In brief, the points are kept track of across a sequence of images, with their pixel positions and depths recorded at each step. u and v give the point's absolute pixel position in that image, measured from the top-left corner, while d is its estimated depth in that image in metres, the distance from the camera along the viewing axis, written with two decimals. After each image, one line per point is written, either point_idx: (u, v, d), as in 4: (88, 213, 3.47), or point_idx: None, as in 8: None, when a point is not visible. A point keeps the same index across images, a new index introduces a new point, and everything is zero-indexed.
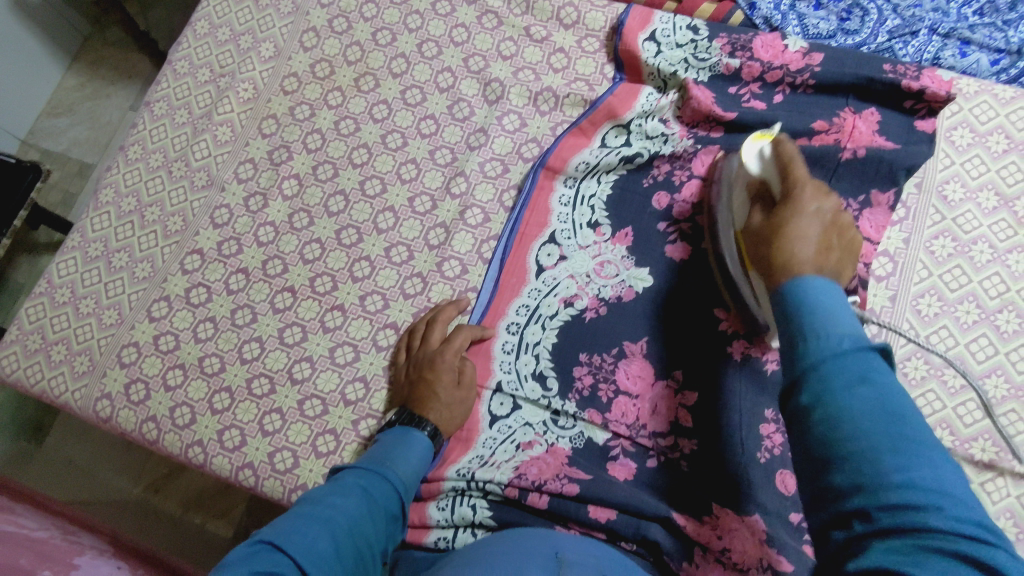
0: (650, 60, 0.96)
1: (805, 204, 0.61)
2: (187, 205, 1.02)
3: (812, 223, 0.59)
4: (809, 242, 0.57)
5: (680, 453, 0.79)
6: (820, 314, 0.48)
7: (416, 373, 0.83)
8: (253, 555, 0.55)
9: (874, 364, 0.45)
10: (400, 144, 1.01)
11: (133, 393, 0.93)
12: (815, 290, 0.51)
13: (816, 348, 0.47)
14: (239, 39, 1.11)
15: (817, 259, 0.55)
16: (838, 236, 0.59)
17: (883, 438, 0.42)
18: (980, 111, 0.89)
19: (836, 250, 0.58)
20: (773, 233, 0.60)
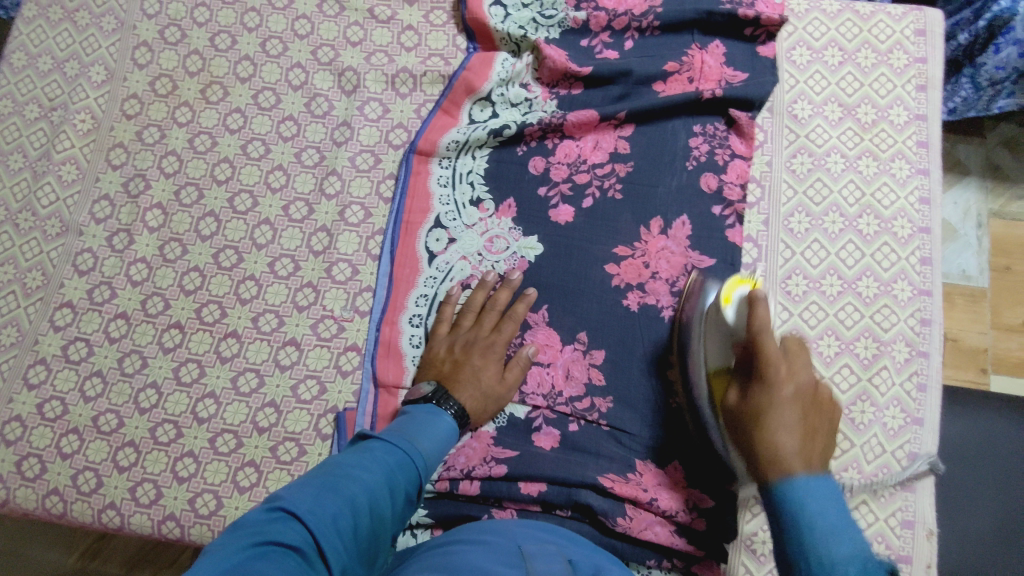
0: (498, 25, 0.95)
1: (779, 384, 0.64)
2: (44, 257, 0.95)
3: (789, 415, 0.62)
4: (790, 450, 0.60)
5: (598, 413, 0.81)
6: (822, 533, 0.55)
7: (483, 353, 0.82)
8: (269, 524, 0.54)
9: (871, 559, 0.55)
10: (263, 152, 0.96)
11: (27, 469, 0.87)
12: (811, 494, 0.58)
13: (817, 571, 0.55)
14: (64, 67, 1.02)
15: (804, 458, 0.60)
16: (806, 400, 0.64)
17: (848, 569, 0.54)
18: (814, 28, 0.93)
19: (811, 424, 0.63)
20: (755, 419, 0.64)
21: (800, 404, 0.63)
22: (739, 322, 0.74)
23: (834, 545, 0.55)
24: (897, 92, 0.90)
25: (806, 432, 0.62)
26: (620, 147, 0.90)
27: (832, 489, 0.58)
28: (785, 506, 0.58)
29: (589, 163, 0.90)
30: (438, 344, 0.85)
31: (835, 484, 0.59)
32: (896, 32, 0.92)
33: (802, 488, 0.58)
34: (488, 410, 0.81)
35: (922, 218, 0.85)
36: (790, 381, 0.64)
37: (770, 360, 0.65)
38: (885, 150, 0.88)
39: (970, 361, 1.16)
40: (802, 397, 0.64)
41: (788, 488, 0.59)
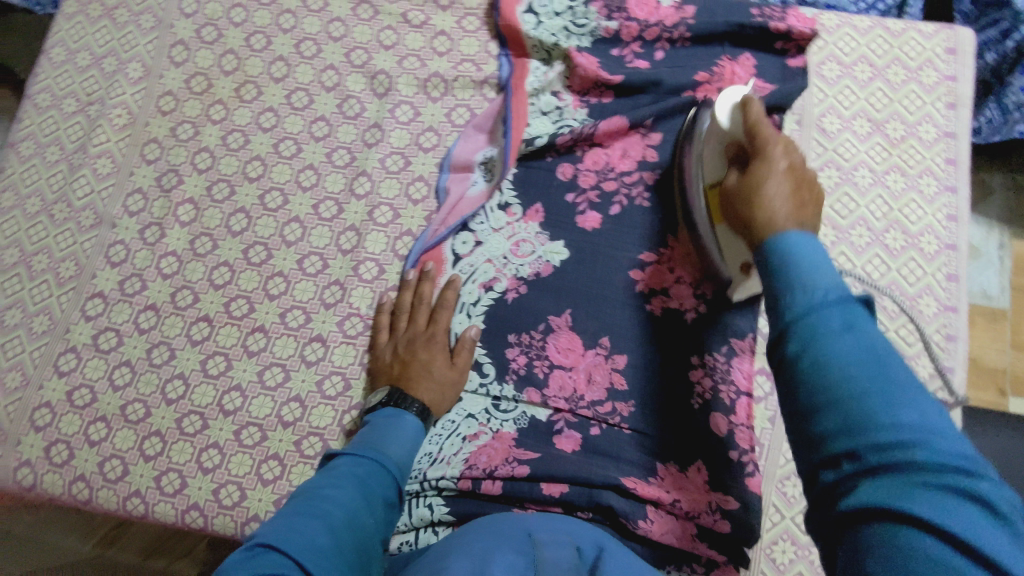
0: (531, 32, 0.96)
1: (775, 162, 0.63)
2: (78, 248, 0.97)
3: (777, 184, 0.61)
4: (779, 205, 0.59)
5: (621, 416, 0.82)
6: (808, 279, 0.50)
7: (426, 346, 0.84)
8: (250, 560, 0.55)
9: (864, 326, 0.47)
10: (294, 151, 0.98)
11: (55, 455, 0.88)
12: (796, 245, 0.54)
13: (800, 299, 0.49)
14: (102, 63, 1.04)
15: (795, 216, 0.58)
16: (804, 192, 0.62)
17: (861, 357, 0.45)
18: (844, 43, 0.94)
19: (801, 198, 0.60)
20: (745, 189, 0.63)
21: (791, 177, 0.62)
22: (734, 124, 0.72)
23: (818, 277, 0.50)
24: (926, 109, 0.90)
25: (796, 192, 0.61)
26: (648, 155, 0.91)
27: (820, 248, 0.54)
28: (795, 338, 0.48)
29: (616, 171, 0.91)
30: (383, 350, 0.87)
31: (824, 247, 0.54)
32: (927, 49, 0.92)
33: (803, 243, 0.54)
34: (449, 398, 0.83)
35: (949, 234, 0.86)
36: (786, 157, 0.63)
37: (767, 142, 0.65)
38: (913, 165, 0.88)
39: (989, 380, 1.16)
40: (789, 174, 0.62)
41: (800, 289, 0.50)
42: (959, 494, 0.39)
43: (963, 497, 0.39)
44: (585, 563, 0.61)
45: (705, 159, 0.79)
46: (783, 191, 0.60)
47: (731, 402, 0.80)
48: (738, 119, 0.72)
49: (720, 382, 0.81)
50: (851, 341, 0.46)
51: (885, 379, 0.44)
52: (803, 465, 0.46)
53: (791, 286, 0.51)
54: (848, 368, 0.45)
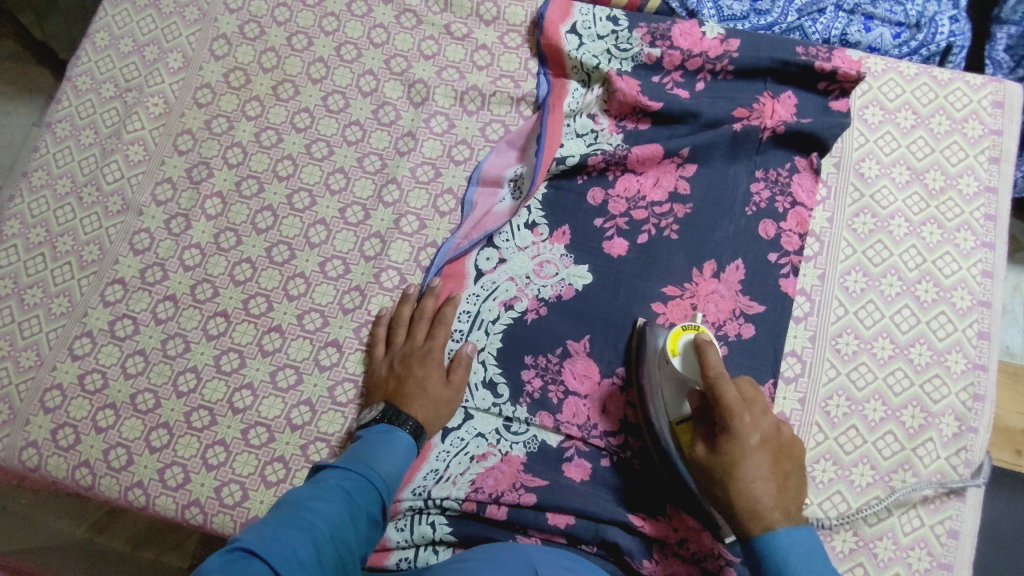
0: (573, 52, 0.96)
1: (744, 437, 0.64)
2: (103, 233, 0.97)
3: (761, 472, 0.63)
4: (762, 500, 0.63)
5: (631, 450, 0.81)
6: (800, 564, 0.59)
7: (422, 362, 0.84)
8: (229, 567, 0.55)
9: (834, 567, 0.60)
10: (326, 153, 0.98)
11: (61, 438, 0.88)
12: (790, 546, 0.60)
13: (799, 567, 0.59)
14: (144, 51, 1.04)
15: (780, 508, 0.63)
16: (784, 462, 0.66)
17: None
18: (888, 88, 0.92)
19: (789, 497, 0.64)
20: (728, 470, 0.64)
21: (767, 451, 0.65)
22: (690, 370, 0.74)
23: (810, 568, 0.59)
24: (968, 162, 0.89)
25: (778, 481, 0.64)
26: (681, 186, 0.90)
27: (812, 538, 0.61)
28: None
29: (647, 201, 0.90)
30: (379, 365, 0.86)
31: (817, 540, 0.62)
32: (973, 101, 0.91)
33: (784, 539, 0.61)
34: (442, 416, 0.82)
35: (983, 291, 0.84)
36: (755, 430, 0.65)
37: (732, 416, 0.65)
38: (951, 219, 0.87)
39: (1008, 442, 1.09)
40: (767, 444, 0.65)
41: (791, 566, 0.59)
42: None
43: None
44: None
45: (664, 367, 0.77)
46: (758, 471, 0.63)
47: None
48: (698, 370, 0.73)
49: None
50: (822, 571, 0.59)
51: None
52: None
53: (782, 565, 0.60)
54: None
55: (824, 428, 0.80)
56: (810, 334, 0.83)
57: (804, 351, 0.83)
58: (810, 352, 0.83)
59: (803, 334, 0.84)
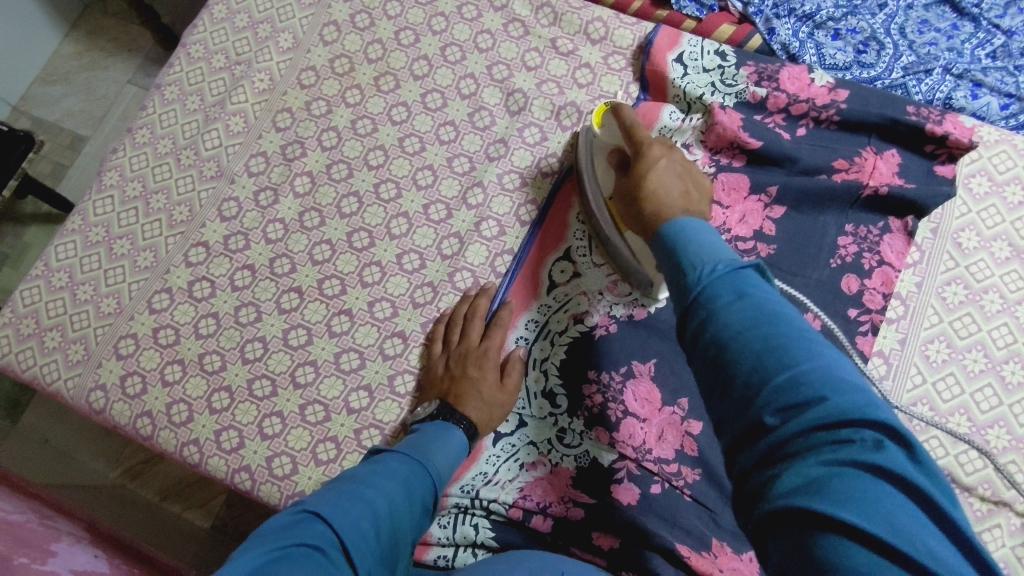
0: (677, 81, 0.96)
1: (654, 160, 0.70)
2: (194, 195, 1.00)
3: (671, 172, 0.68)
4: (670, 192, 0.65)
5: (685, 482, 0.79)
6: (695, 248, 0.55)
7: (478, 364, 0.84)
8: (296, 526, 0.57)
9: (745, 276, 0.51)
10: (417, 149, 0.99)
11: (129, 385, 0.91)
12: (692, 229, 0.57)
13: (703, 273, 0.52)
14: (257, 27, 1.08)
15: (683, 206, 0.63)
16: (688, 180, 0.68)
17: (748, 313, 0.48)
18: (999, 160, 0.90)
19: (692, 191, 0.66)
20: (635, 187, 0.68)
21: (680, 172, 0.69)
22: (612, 133, 0.83)
23: (709, 257, 0.53)
24: None
25: (682, 172, 0.69)
26: (766, 227, 0.88)
27: (705, 224, 0.58)
28: (716, 293, 0.50)
29: (731, 236, 0.89)
30: (436, 363, 0.87)
31: (711, 227, 0.59)
32: None
33: (688, 224, 0.58)
34: (495, 418, 0.82)
35: None
36: (666, 155, 0.71)
37: (650, 156, 0.71)
38: None
39: None
40: (675, 164, 0.70)
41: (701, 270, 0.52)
42: (869, 467, 0.39)
43: (870, 466, 0.39)
44: None
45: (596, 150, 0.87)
46: (671, 171, 0.69)
47: None
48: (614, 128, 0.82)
49: None
50: (743, 306, 0.48)
51: (772, 320, 0.47)
52: (739, 446, 0.45)
53: (694, 260, 0.53)
54: (772, 340, 0.46)
55: None
56: (884, 398, 0.81)
57: None
58: None
59: (876, 397, 0.81)
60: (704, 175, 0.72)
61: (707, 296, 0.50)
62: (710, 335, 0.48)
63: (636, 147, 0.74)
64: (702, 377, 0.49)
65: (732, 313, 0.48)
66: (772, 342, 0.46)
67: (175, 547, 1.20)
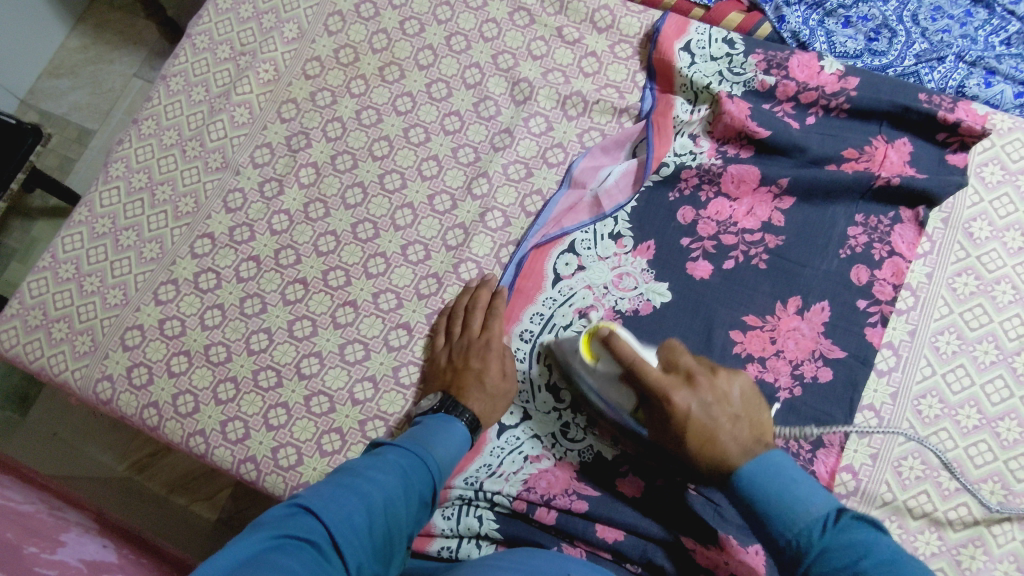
0: (684, 70, 0.95)
1: (693, 416, 0.67)
2: (200, 187, 1.00)
3: (720, 411, 0.67)
4: (741, 435, 0.66)
5: (690, 474, 0.77)
6: (780, 502, 0.60)
7: (479, 355, 0.84)
8: (289, 519, 0.58)
9: (843, 520, 0.58)
10: (422, 139, 0.99)
11: (135, 376, 0.91)
12: (760, 473, 0.62)
13: (805, 538, 0.58)
14: (262, 17, 1.07)
15: (748, 452, 0.65)
16: (727, 408, 0.68)
17: (820, 530, 0.58)
18: (1012, 148, 0.88)
19: (748, 421, 0.67)
20: (700, 445, 0.67)
21: (736, 415, 0.68)
22: (613, 366, 0.74)
23: (802, 512, 0.59)
24: None
25: (727, 412, 0.68)
26: (774, 218, 0.88)
27: (785, 459, 0.63)
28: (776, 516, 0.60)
29: (739, 227, 0.88)
30: (439, 354, 0.87)
31: (787, 457, 0.64)
32: None
33: (756, 471, 0.62)
34: (498, 408, 0.82)
35: None
36: (711, 392, 0.69)
37: (687, 404, 0.67)
38: None
39: None
40: (720, 392, 0.69)
41: (743, 476, 0.63)
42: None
43: None
44: None
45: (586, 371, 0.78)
46: (722, 423, 0.67)
47: None
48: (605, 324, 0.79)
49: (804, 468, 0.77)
50: (820, 521, 0.58)
51: (838, 526, 0.58)
52: None
53: (785, 526, 0.59)
54: (842, 548, 0.56)
55: (894, 488, 0.77)
56: (893, 390, 0.80)
57: (884, 407, 0.80)
58: (890, 409, 0.80)
59: (885, 389, 0.80)
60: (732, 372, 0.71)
61: (768, 522, 0.60)
62: (788, 544, 0.59)
63: (661, 393, 0.68)
64: (775, 551, 0.61)
65: (817, 538, 0.58)
66: (839, 532, 0.57)
67: (182, 539, 1.21)
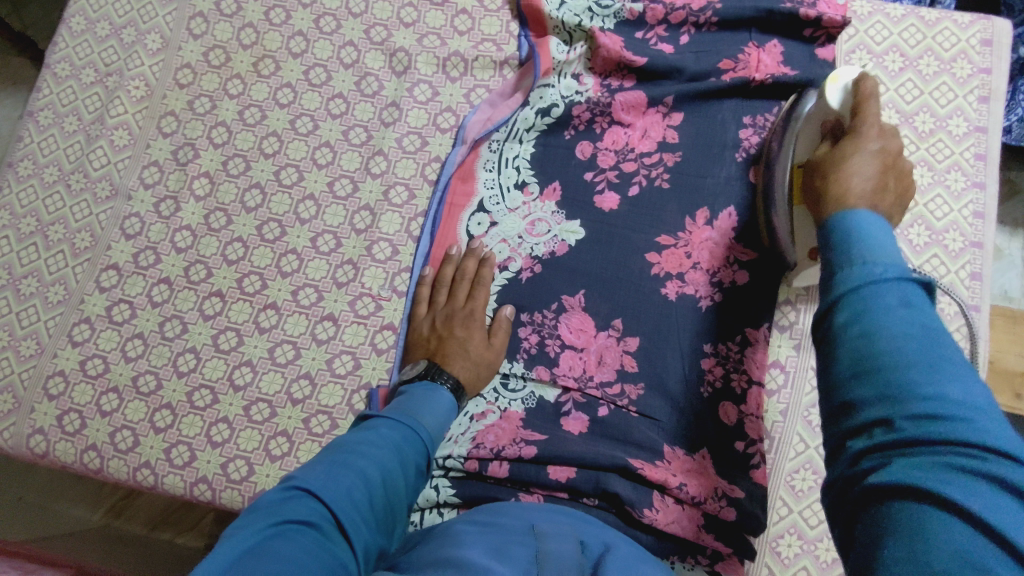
0: (554, 12, 0.95)
1: (863, 141, 0.61)
2: (93, 219, 0.96)
3: (867, 165, 0.59)
4: (865, 177, 0.58)
5: (629, 399, 0.81)
6: (866, 257, 0.49)
7: (464, 324, 0.84)
8: (286, 503, 0.56)
9: (916, 297, 0.46)
10: (311, 128, 0.97)
11: (67, 423, 0.89)
12: (868, 223, 0.52)
13: (854, 272, 0.48)
14: (121, 33, 1.03)
15: (868, 193, 0.56)
16: (889, 161, 0.59)
17: (911, 340, 0.44)
18: (875, 32, 0.92)
19: (882, 179, 0.58)
20: (827, 164, 0.61)
21: (881, 158, 0.60)
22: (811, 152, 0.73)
23: (876, 255, 0.49)
24: (958, 102, 0.88)
25: (890, 167, 0.59)
26: (668, 136, 0.89)
27: (881, 225, 0.53)
28: (841, 229, 0.53)
29: (636, 152, 0.90)
30: (421, 322, 0.87)
31: (886, 226, 0.53)
32: (961, 41, 0.90)
33: (860, 216, 0.53)
34: (483, 377, 0.83)
35: (975, 231, 0.84)
36: (878, 144, 0.61)
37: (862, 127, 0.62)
38: (941, 160, 0.86)
39: (1006, 384, 1.08)
40: (882, 155, 0.60)
41: (843, 217, 0.54)
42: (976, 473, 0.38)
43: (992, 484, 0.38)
44: (584, 557, 0.58)
45: (793, 197, 0.77)
46: (877, 166, 0.59)
47: (742, 390, 0.80)
48: (847, 101, 0.68)
49: (732, 370, 0.81)
50: (902, 316, 0.45)
51: (935, 340, 0.45)
52: (831, 436, 0.46)
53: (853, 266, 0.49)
54: (897, 341, 0.45)
55: None
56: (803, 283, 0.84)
57: None
58: None
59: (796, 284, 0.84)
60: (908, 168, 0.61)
61: (835, 260, 0.51)
62: (846, 372, 0.46)
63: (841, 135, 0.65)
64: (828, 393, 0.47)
65: (878, 334, 0.45)
66: (894, 344, 0.44)
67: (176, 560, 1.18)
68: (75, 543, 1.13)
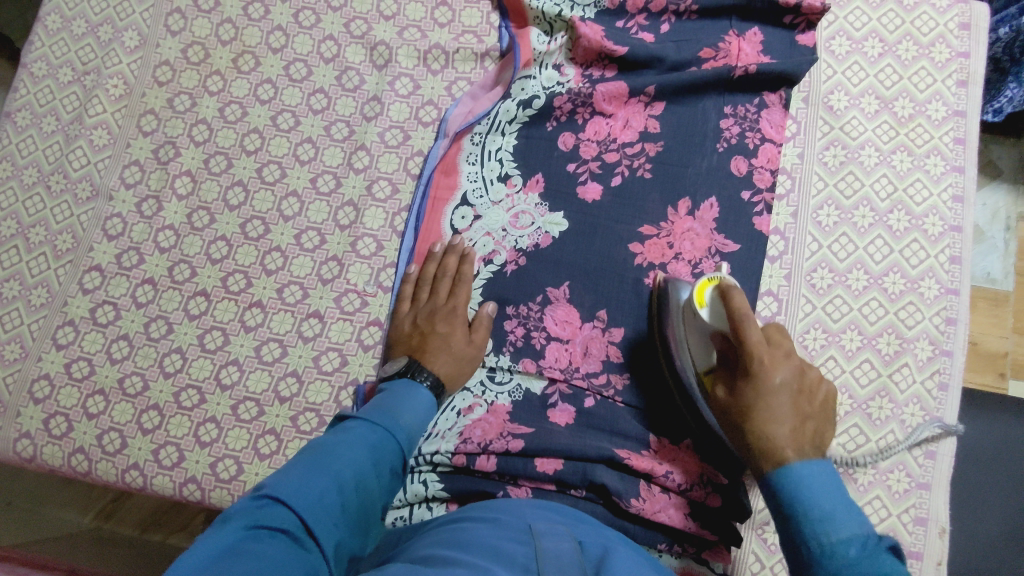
0: (533, 2, 0.94)
1: (760, 383, 0.65)
2: (75, 220, 0.96)
3: (782, 409, 0.64)
4: (784, 424, 0.63)
5: (615, 390, 0.82)
6: (819, 515, 0.56)
7: (447, 319, 0.84)
8: (258, 511, 0.56)
9: (881, 552, 0.53)
10: (292, 124, 0.96)
11: (54, 426, 0.88)
12: (808, 481, 0.59)
13: (834, 543, 0.54)
14: (98, 31, 1.02)
15: (795, 441, 0.62)
16: (806, 402, 0.65)
17: (871, 572, 0.51)
18: (855, 18, 0.92)
19: (810, 428, 0.64)
20: (744, 416, 0.65)
21: (800, 391, 0.66)
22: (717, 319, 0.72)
23: (837, 526, 0.55)
24: (937, 87, 0.89)
25: (802, 392, 0.66)
26: (650, 126, 0.89)
27: (830, 472, 0.60)
28: (785, 485, 0.60)
29: (618, 143, 0.90)
30: (402, 320, 0.87)
31: (835, 470, 0.60)
32: (939, 25, 0.91)
33: (803, 469, 0.60)
34: (465, 371, 0.82)
35: (954, 215, 0.84)
36: (778, 368, 0.65)
37: (758, 361, 0.65)
38: (920, 145, 0.87)
39: (989, 365, 1.15)
40: (792, 381, 0.66)
41: (787, 472, 0.60)
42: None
43: None
44: (581, 556, 0.59)
45: (687, 316, 0.76)
46: (787, 389, 0.65)
47: None
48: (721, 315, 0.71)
49: None
50: (870, 565, 0.52)
51: None
52: None
53: (812, 535, 0.56)
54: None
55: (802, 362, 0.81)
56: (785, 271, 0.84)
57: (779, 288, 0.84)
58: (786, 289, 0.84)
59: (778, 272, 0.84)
60: (825, 382, 0.69)
61: (791, 516, 0.58)
62: None
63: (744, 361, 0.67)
64: None
65: (847, 572, 0.52)
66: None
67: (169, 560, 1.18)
68: (66, 548, 1.13)
